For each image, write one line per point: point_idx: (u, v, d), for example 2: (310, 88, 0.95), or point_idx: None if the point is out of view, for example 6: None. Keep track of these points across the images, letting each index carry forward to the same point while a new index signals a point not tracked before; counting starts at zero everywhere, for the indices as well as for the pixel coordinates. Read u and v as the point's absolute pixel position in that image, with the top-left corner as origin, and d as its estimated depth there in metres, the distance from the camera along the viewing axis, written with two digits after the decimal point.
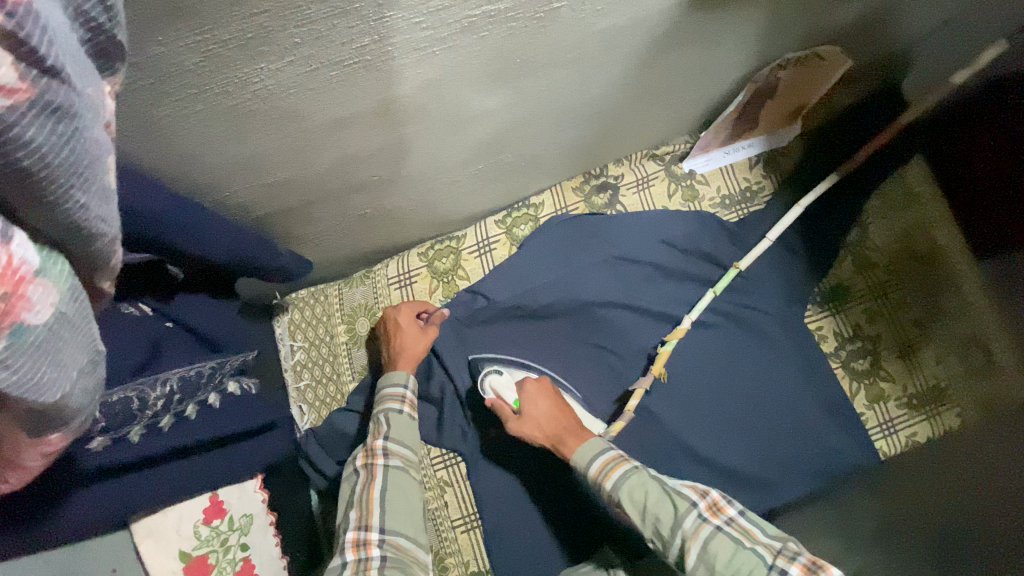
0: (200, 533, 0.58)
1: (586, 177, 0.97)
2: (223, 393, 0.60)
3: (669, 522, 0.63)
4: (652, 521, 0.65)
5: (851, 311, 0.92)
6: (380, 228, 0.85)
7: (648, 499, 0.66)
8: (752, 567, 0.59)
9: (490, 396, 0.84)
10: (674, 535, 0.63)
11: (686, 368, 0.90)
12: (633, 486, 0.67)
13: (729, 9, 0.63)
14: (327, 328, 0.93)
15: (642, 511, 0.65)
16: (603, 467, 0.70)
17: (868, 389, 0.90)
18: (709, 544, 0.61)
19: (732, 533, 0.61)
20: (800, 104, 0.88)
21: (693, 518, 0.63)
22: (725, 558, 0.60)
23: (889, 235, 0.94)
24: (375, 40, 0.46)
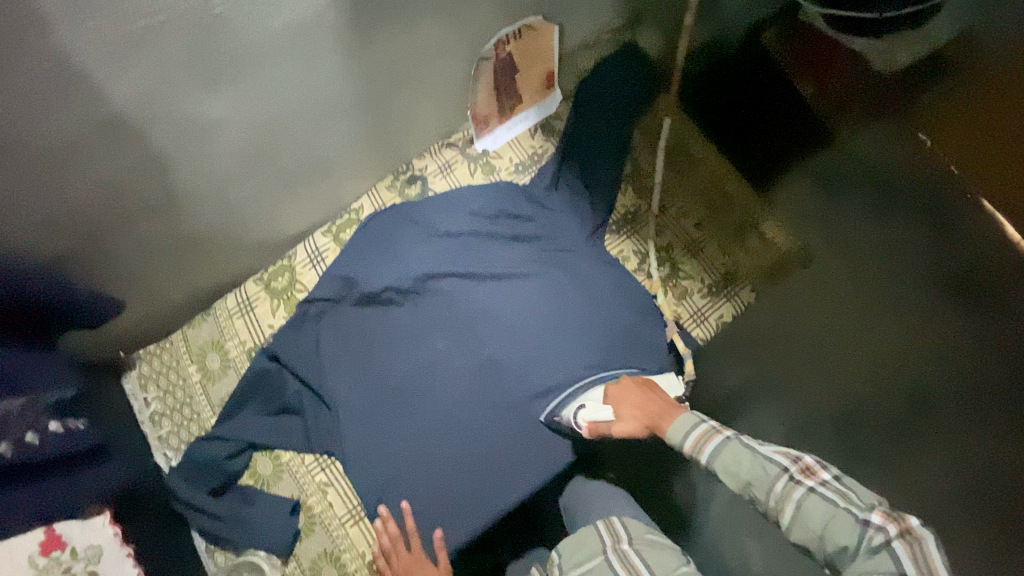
0: (35, 565, 0.60)
1: (395, 175, 1.06)
2: (44, 432, 0.65)
3: (762, 489, 0.66)
4: (748, 469, 0.67)
5: (643, 230, 1.06)
6: (201, 262, 0.90)
7: (742, 465, 0.67)
8: (841, 526, 0.61)
9: (586, 427, 0.85)
10: (768, 497, 0.65)
11: (518, 315, 0.99)
12: (728, 459, 0.68)
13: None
14: (180, 373, 0.96)
15: (737, 479, 0.67)
16: (698, 440, 0.70)
17: (674, 289, 1.03)
18: (801, 503, 0.64)
19: (826, 497, 0.63)
20: (547, 71, 1.01)
21: (785, 480, 0.65)
22: (818, 518, 0.63)
23: (656, 160, 1.09)
24: (57, 64, 0.48)
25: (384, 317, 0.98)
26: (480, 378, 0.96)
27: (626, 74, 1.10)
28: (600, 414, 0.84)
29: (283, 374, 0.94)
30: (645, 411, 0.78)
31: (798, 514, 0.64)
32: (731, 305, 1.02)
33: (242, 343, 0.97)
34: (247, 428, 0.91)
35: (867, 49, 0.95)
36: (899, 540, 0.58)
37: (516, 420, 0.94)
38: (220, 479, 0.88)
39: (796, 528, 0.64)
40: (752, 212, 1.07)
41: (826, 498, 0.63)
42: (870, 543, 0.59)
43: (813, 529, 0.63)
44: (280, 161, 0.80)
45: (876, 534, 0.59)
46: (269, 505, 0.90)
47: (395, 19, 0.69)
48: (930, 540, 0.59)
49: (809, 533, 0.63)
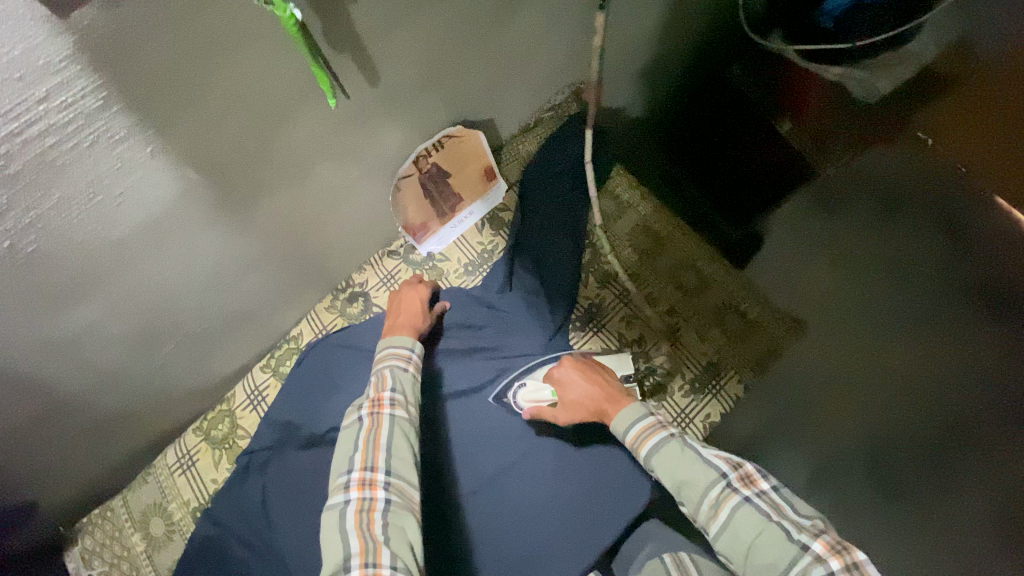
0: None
1: (335, 294, 0.98)
2: None
3: (697, 492, 0.62)
4: (682, 469, 0.64)
5: (611, 323, 0.96)
6: (126, 430, 0.83)
7: (680, 465, 0.64)
8: (773, 542, 0.56)
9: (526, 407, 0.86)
10: (700, 500, 0.62)
11: (480, 442, 0.86)
12: (664, 458, 0.65)
13: (312, 154, 0.62)
14: (123, 543, 0.89)
15: (672, 478, 0.64)
16: (640, 432, 0.69)
17: (652, 389, 0.92)
18: (734, 513, 0.59)
19: (761, 506, 0.59)
20: (483, 167, 0.93)
21: (721, 487, 0.61)
22: (750, 530, 0.58)
23: (618, 243, 1.00)
24: None
25: (329, 461, 0.86)
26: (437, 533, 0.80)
27: (573, 149, 1.01)
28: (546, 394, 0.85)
29: (225, 540, 0.84)
30: (589, 396, 0.78)
31: (731, 530, 0.59)
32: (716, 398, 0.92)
33: (185, 503, 0.90)
34: None
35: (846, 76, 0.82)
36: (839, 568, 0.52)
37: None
38: None
39: (724, 539, 0.59)
40: (731, 289, 0.97)
41: (767, 514, 0.58)
42: (805, 568, 0.53)
43: (744, 544, 0.57)
44: (185, 328, 0.72)
45: (816, 563, 0.53)
46: None
47: (277, 180, 0.61)
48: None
49: (736, 547, 0.58)
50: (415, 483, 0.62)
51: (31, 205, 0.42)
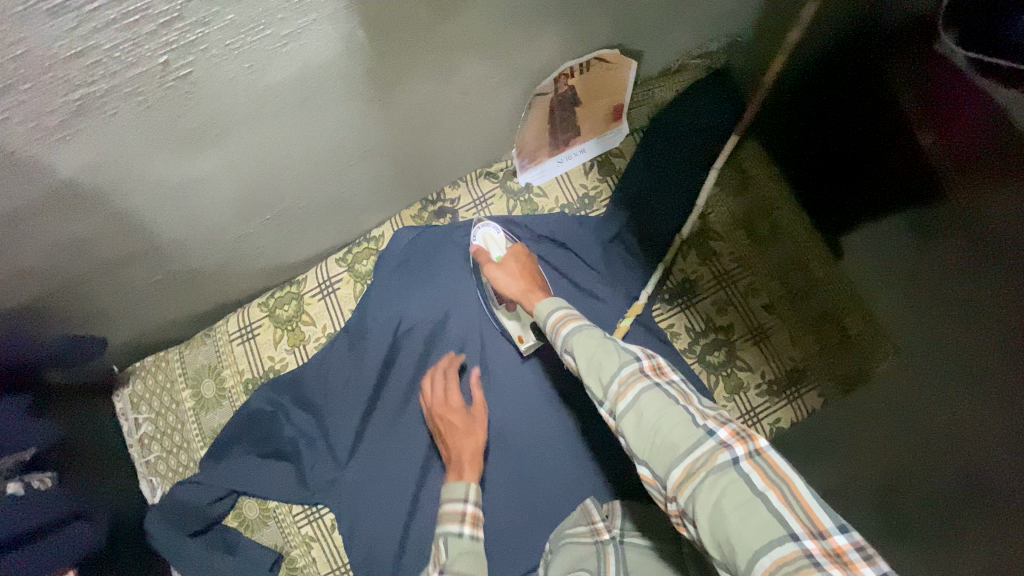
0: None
1: (423, 203, 0.93)
2: (31, 485, 0.63)
3: (604, 371, 0.55)
4: (596, 354, 0.57)
5: (702, 304, 0.90)
6: (197, 291, 0.82)
7: (594, 351, 0.57)
8: (678, 425, 0.50)
9: (478, 243, 0.86)
10: (609, 381, 0.54)
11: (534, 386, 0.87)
12: (583, 342, 0.58)
13: (473, 40, 0.55)
14: (173, 396, 0.90)
15: (585, 361, 0.57)
16: (562, 319, 0.64)
17: (726, 381, 0.88)
18: (642, 399, 0.52)
19: (668, 392, 0.52)
20: (614, 104, 0.85)
21: (633, 368, 0.54)
22: (654, 413, 0.51)
23: (730, 223, 0.92)
24: None
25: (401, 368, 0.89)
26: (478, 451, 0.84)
27: (710, 111, 0.92)
28: (496, 248, 0.85)
29: (277, 415, 0.87)
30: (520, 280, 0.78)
31: (638, 413, 0.52)
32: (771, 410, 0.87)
33: (239, 374, 0.90)
34: (233, 471, 0.85)
35: (1014, 102, 0.56)
36: (743, 457, 0.47)
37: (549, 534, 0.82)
38: (200, 524, 0.83)
39: (627, 425, 0.52)
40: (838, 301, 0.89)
41: (672, 398, 0.52)
42: (711, 456, 0.48)
43: (646, 422, 0.51)
44: (284, 203, 0.69)
45: (720, 450, 0.48)
46: (249, 557, 0.84)
47: (431, 62, 0.55)
48: (779, 483, 0.46)
49: (639, 430, 0.51)
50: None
51: (201, 22, 0.37)
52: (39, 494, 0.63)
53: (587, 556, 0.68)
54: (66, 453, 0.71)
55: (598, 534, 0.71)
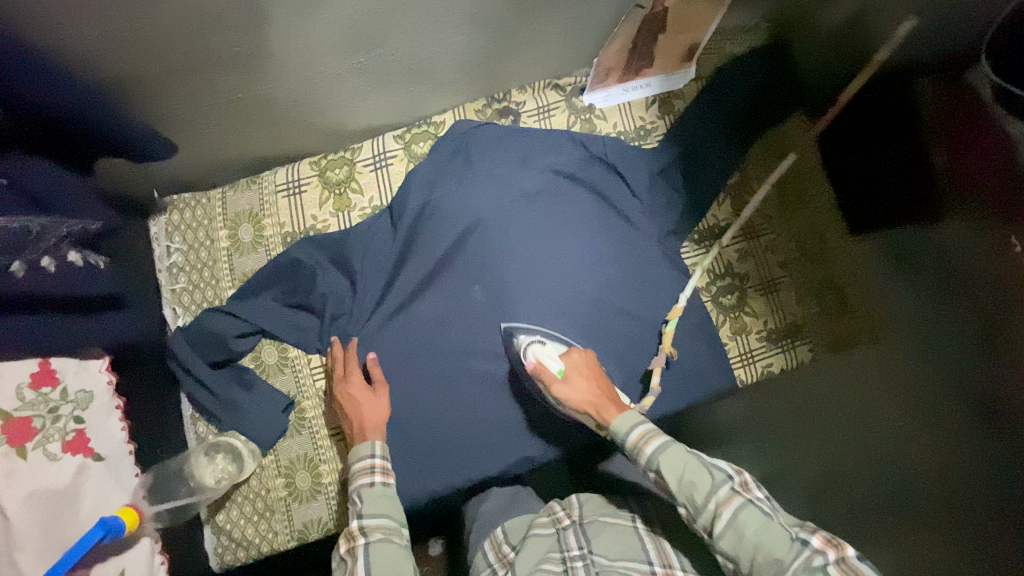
0: (24, 395, 0.60)
1: (489, 101, 0.96)
2: (92, 260, 0.68)
3: (700, 499, 0.63)
4: (686, 467, 0.65)
5: (726, 249, 0.97)
6: (262, 130, 0.83)
7: (687, 465, 0.65)
8: (779, 543, 0.59)
9: (531, 361, 0.84)
10: (707, 501, 0.63)
11: (562, 293, 0.92)
12: (671, 458, 0.66)
13: None
14: (209, 233, 0.90)
15: (677, 477, 0.64)
16: (646, 432, 0.69)
17: (733, 321, 0.96)
18: (741, 509, 0.61)
19: (761, 508, 0.62)
20: (691, 46, 0.90)
21: (726, 487, 0.63)
22: (753, 529, 0.60)
23: (766, 181, 0.99)
24: None
25: (437, 251, 0.91)
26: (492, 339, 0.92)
27: (772, 74, 0.97)
28: (553, 360, 0.83)
29: (312, 269, 0.88)
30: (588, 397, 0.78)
31: (735, 523, 0.61)
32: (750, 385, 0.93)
33: (279, 225, 0.91)
34: (260, 314, 0.86)
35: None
36: (835, 563, 0.57)
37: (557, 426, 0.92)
38: (223, 355, 0.85)
39: (728, 539, 0.61)
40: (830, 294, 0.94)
41: (761, 512, 0.61)
42: (810, 563, 0.58)
43: (746, 542, 0.60)
44: (381, 50, 0.72)
45: (816, 556, 0.58)
46: (264, 395, 0.86)
47: None
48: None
49: (741, 549, 0.60)
50: (395, 524, 0.68)
51: None
52: (96, 269, 0.68)
53: (549, 543, 0.75)
54: (115, 248, 0.75)
55: (558, 522, 0.77)
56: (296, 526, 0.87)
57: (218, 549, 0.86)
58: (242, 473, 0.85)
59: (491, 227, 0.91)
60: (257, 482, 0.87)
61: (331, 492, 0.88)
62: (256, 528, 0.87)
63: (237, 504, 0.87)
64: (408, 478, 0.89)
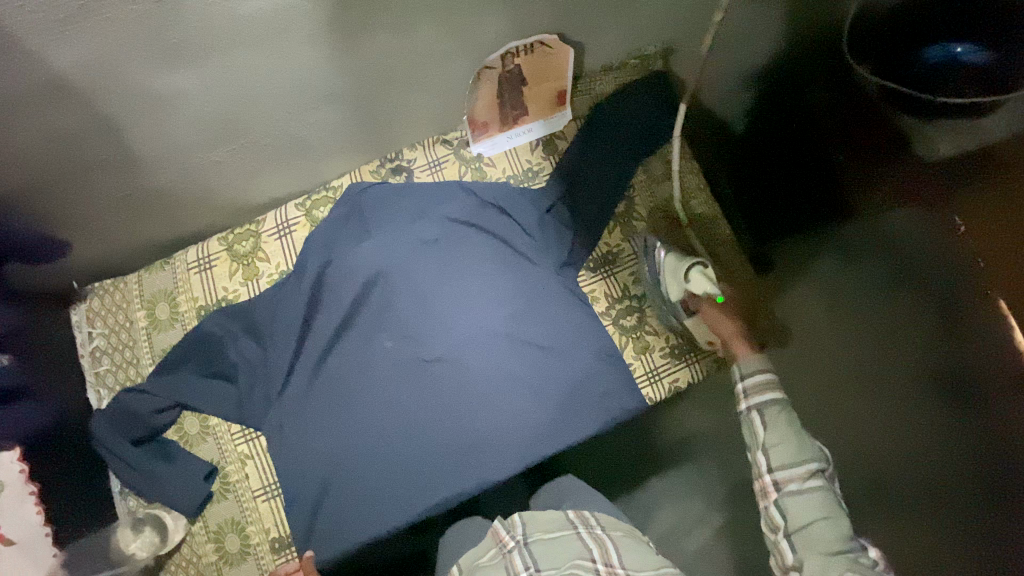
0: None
1: (382, 161, 1.02)
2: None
3: (793, 463, 0.70)
4: (790, 436, 0.72)
5: (620, 274, 1.01)
6: (162, 216, 0.90)
7: (789, 430, 0.72)
8: (837, 528, 0.67)
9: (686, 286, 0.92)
10: (787, 462, 0.71)
11: (466, 333, 0.98)
12: (772, 414, 0.73)
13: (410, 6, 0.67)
14: (128, 315, 0.96)
15: (779, 433, 0.72)
16: (759, 384, 0.75)
17: (635, 341, 1.00)
18: (803, 494, 0.69)
19: (823, 491, 0.69)
20: (559, 90, 0.97)
21: (817, 468, 0.70)
22: (817, 510, 0.68)
23: (651, 206, 1.04)
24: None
25: (343, 308, 0.96)
26: (402, 386, 0.97)
27: (646, 104, 1.03)
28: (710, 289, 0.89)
29: (224, 339, 0.94)
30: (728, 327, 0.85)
31: (798, 502, 0.69)
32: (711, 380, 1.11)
33: (194, 300, 0.97)
34: (177, 387, 0.91)
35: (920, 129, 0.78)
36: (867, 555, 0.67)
37: (476, 462, 0.95)
38: (144, 431, 0.89)
39: (791, 505, 0.69)
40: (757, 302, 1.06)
41: (835, 504, 0.69)
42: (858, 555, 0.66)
43: (803, 516, 0.68)
44: (248, 138, 0.79)
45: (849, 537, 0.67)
46: (184, 466, 0.90)
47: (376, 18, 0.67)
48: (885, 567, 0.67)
49: (800, 522, 0.68)
50: None
51: None
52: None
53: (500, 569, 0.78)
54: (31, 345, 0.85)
55: (503, 548, 0.80)
56: None
57: None
58: (168, 543, 0.88)
59: (393, 279, 0.97)
60: (187, 550, 0.90)
61: (259, 552, 0.91)
62: None
63: (169, 574, 0.90)
64: (331, 532, 0.92)
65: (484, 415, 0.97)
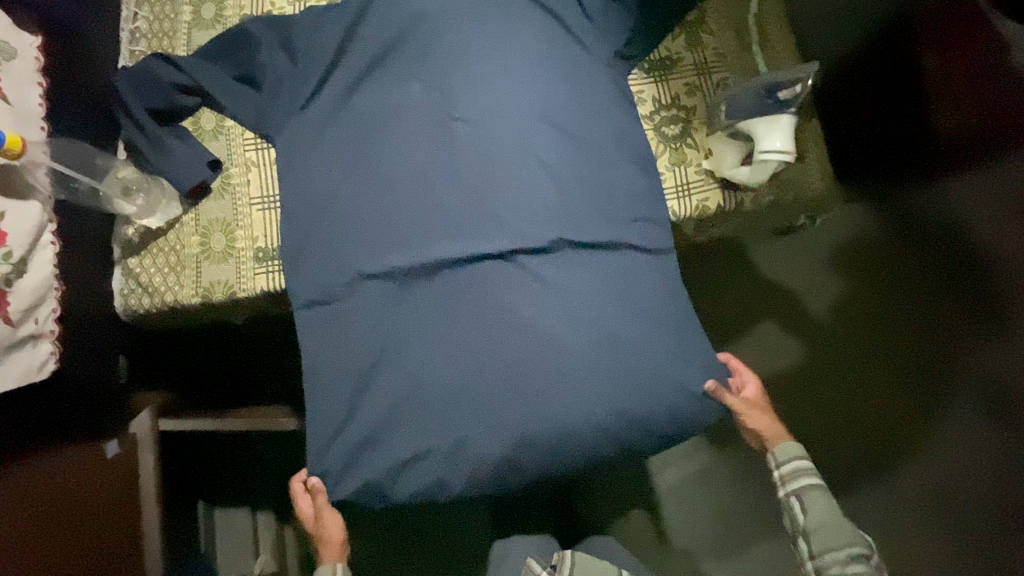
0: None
1: None
2: None
3: (833, 547, 0.84)
4: (831, 518, 0.86)
5: (674, 82, 0.95)
6: None
7: (834, 520, 0.86)
8: None
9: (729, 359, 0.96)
10: (828, 547, 0.84)
11: (500, 94, 0.90)
12: (818, 502, 0.88)
13: None
14: (173, 7, 0.95)
15: (816, 517, 0.86)
16: (797, 471, 0.91)
17: (673, 153, 0.93)
18: (850, 571, 0.82)
19: (875, 574, 0.81)
20: None
21: (863, 547, 0.84)
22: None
23: (723, 22, 0.96)
24: None
25: (381, 43, 0.92)
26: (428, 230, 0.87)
27: None
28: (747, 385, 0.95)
29: (257, 42, 0.91)
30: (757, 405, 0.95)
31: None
32: (767, 258, 1.36)
33: (240, 9, 0.96)
34: (204, 73, 0.90)
35: None
36: None
37: (474, 231, 0.87)
38: (161, 103, 0.89)
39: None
40: (815, 177, 0.92)
41: None
42: None
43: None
44: None
45: None
46: (191, 148, 0.88)
47: None
48: None
49: None
50: None
51: None
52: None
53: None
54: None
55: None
56: (203, 284, 0.88)
57: (126, 292, 0.88)
58: (155, 212, 0.88)
59: (436, 25, 0.92)
60: (174, 237, 0.89)
61: (243, 257, 0.89)
62: (164, 278, 0.88)
63: (152, 254, 0.88)
64: (317, 251, 0.88)
65: (493, 197, 0.88)
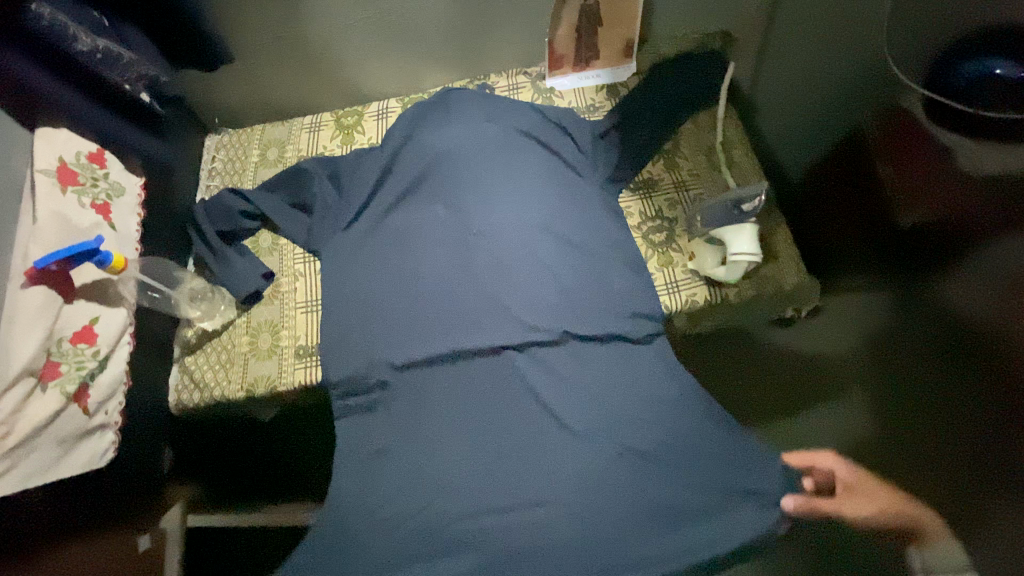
0: (79, 158, 0.84)
1: (471, 79, 1.23)
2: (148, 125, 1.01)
3: None
4: None
5: (657, 198, 1.12)
6: (297, 78, 1.17)
7: None
8: None
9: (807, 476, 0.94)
10: None
11: (510, 211, 1.07)
12: None
13: None
14: (244, 152, 1.18)
15: None
16: None
17: (660, 255, 1.07)
18: None
19: None
20: (628, 38, 1.17)
21: None
22: None
23: (695, 150, 1.15)
24: None
25: (411, 173, 1.11)
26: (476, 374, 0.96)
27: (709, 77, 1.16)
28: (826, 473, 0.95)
29: (310, 176, 1.11)
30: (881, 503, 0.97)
31: None
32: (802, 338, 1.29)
33: (298, 151, 1.17)
34: (265, 202, 1.09)
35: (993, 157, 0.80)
36: None
37: (490, 327, 0.98)
38: (228, 227, 1.07)
39: None
40: (790, 272, 1.04)
41: None
42: None
43: None
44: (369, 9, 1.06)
45: None
46: (249, 262, 1.05)
47: None
48: None
49: None
50: None
51: None
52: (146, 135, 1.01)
53: None
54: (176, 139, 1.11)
55: None
56: (248, 378, 0.98)
57: (180, 387, 0.99)
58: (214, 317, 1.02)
59: (455, 158, 1.11)
60: (227, 337, 1.02)
61: (285, 354, 1.00)
62: (214, 374, 0.99)
63: (206, 353, 1.01)
64: (350, 348, 0.99)
65: (506, 297, 1.00)
